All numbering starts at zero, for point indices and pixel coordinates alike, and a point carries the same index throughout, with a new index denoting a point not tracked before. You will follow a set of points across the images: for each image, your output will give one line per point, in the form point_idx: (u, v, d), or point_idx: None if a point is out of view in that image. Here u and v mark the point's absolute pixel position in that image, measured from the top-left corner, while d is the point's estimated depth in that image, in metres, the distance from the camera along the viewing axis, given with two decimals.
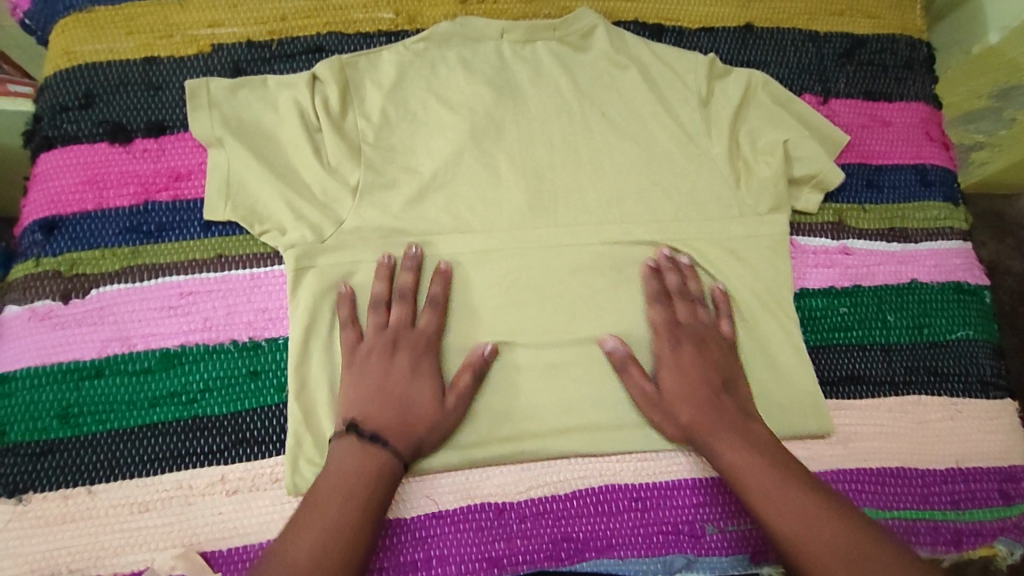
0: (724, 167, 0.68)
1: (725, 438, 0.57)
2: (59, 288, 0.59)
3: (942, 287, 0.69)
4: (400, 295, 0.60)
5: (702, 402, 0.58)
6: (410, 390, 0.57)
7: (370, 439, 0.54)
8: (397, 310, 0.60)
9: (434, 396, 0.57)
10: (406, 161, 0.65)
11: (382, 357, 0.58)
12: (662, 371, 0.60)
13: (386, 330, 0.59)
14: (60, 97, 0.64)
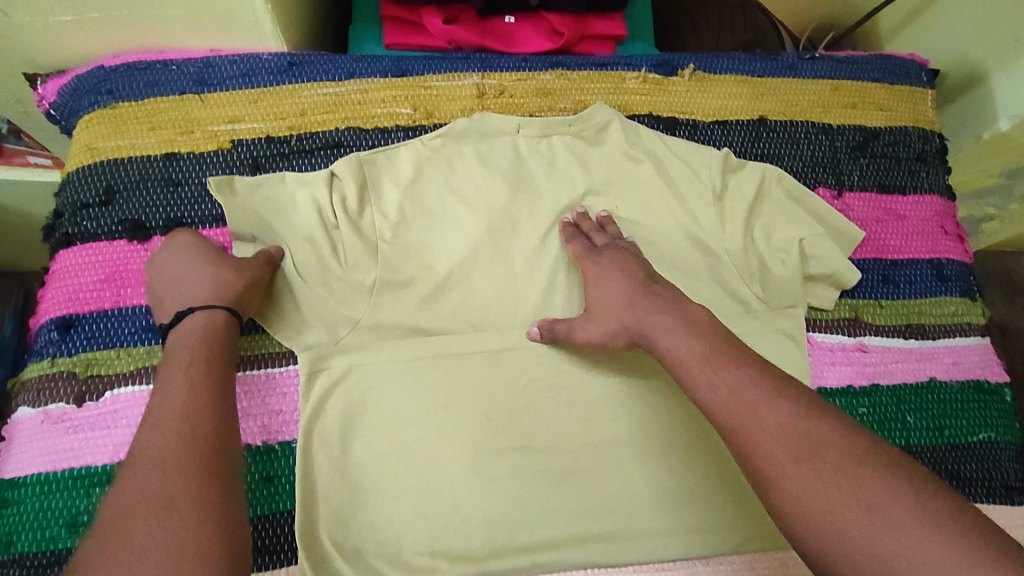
0: (738, 264, 0.68)
1: (654, 314, 0.53)
2: (74, 391, 0.59)
3: (961, 386, 0.69)
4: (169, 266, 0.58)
5: (620, 297, 0.56)
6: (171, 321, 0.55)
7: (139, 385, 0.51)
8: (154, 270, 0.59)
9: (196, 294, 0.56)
10: (421, 258, 0.65)
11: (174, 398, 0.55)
12: (599, 291, 0.58)
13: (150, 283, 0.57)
14: (80, 194, 0.65)
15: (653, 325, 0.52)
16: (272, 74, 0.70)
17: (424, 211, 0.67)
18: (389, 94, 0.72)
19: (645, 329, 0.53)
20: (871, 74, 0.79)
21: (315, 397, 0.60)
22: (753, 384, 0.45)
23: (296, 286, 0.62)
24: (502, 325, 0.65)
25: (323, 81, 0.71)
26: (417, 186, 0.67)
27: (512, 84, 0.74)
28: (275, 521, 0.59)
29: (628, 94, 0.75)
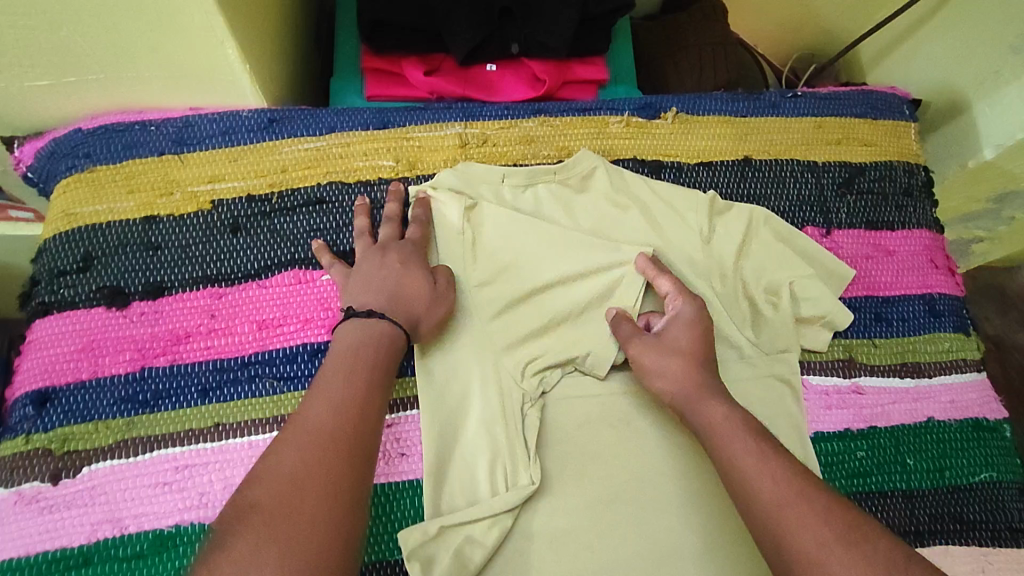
0: (729, 308, 0.68)
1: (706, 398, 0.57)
2: (50, 468, 0.57)
3: (960, 425, 0.68)
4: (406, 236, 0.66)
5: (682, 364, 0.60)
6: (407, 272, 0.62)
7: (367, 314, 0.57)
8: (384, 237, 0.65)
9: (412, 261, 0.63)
10: (540, 276, 0.68)
11: (375, 253, 0.63)
12: (650, 356, 0.61)
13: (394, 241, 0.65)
14: (57, 261, 0.64)
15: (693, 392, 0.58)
16: (252, 131, 0.69)
17: (579, 283, 0.68)
18: (370, 147, 0.71)
19: (689, 398, 0.58)
20: (853, 110, 0.79)
21: (446, 437, 0.61)
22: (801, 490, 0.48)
23: (517, 327, 0.66)
24: (529, 377, 0.64)
25: (304, 136, 0.70)
26: (587, 261, 0.69)
27: (495, 133, 0.73)
28: (374, 569, 0.58)
29: (612, 139, 0.75)
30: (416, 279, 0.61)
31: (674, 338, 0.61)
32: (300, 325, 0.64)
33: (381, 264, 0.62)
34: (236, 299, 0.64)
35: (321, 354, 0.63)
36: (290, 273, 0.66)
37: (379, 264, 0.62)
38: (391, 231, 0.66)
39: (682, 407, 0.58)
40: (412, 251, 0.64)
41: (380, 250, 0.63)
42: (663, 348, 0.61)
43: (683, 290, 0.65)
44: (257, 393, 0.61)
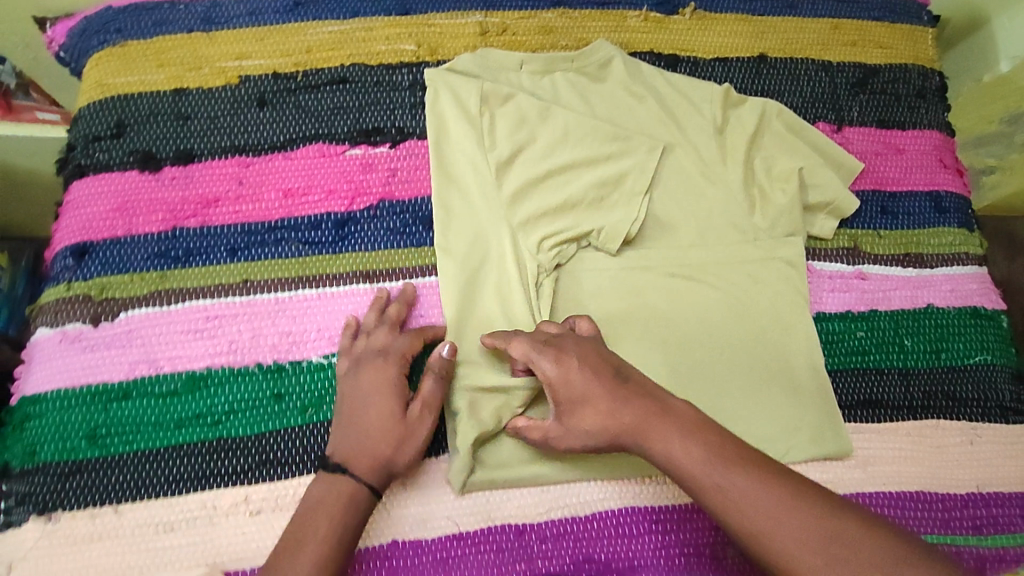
0: (739, 193, 0.70)
1: (658, 428, 0.52)
2: (89, 312, 0.61)
3: (959, 312, 0.70)
4: (389, 322, 0.61)
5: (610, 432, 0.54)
6: (388, 408, 0.57)
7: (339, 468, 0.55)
8: (381, 333, 0.60)
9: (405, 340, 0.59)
10: (555, 155, 0.69)
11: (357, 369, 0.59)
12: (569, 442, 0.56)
13: (370, 351, 0.60)
14: (93, 127, 0.66)
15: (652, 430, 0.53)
16: (277, 13, 0.71)
17: (593, 167, 0.69)
18: (392, 32, 0.73)
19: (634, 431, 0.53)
20: (871, 13, 0.80)
21: (465, 301, 0.64)
22: (768, 487, 0.49)
23: (534, 204, 0.67)
24: (544, 252, 0.66)
25: (327, 20, 0.72)
26: (603, 147, 0.70)
27: (514, 22, 0.75)
28: None
29: (629, 33, 0.76)
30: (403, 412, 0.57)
31: (567, 395, 0.55)
32: (323, 195, 0.66)
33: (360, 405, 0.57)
34: (262, 168, 0.67)
35: (344, 223, 0.66)
36: (315, 146, 0.68)
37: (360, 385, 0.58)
38: (388, 337, 0.60)
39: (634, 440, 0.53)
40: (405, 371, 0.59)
41: (362, 363, 0.59)
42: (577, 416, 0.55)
43: (534, 350, 0.56)
44: (282, 254, 0.64)
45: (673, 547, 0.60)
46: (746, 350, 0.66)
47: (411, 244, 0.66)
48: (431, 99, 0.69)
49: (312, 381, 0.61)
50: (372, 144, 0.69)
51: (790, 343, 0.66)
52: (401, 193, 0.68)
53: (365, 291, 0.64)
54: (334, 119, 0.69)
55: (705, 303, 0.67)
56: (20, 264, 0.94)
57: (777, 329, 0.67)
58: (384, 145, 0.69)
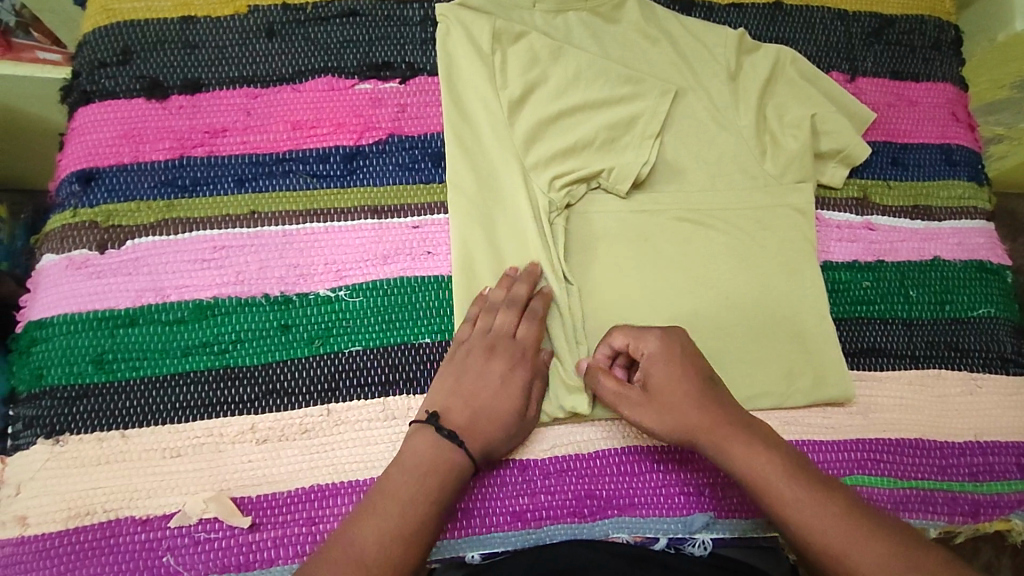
0: (751, 139, 0.69)
1: (737, 444, 0.54)
2: (96, 238, 0.60)
3: (964, 265, 0.70)
4: (511, 302, 0.61)
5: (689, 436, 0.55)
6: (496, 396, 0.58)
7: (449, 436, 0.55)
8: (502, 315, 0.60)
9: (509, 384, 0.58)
10: (568, 94, 0.68)
11: (479, 357, 0.59)
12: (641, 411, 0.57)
13: (488, 333, 0.60)
14: (98, 53, 0.65)
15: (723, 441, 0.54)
16: None
17: (606, 108, 0.68)
18: None
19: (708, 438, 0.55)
20: None
21: (472, 234, 0.63)
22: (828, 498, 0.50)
23: (545, 144, 0.67)
24: (556, 192, 0.66)
25: None
26: (616, 88, 0.69)
27: None
28: (400, 349, 0.61)
29: None
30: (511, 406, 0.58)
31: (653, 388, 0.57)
32: (332, 128, 0.66)
33: (485, 369, 0.58)
34: (269, 99, 0.66)
35: (354, 157, 0.65)
36: (323, 79, 0.67)
37: (480, 373, 0.58)
38: (512, 317, 0.60)
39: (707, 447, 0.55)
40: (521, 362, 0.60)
41: (486, 350, 0.59)
42: (664, 402, 0.56)
43: (635, 333, 0.59)
44: (291, 186, 0.64)
45: (675, 487, 0.60)
46: (752, 295, 0.66)
47: (419, 180, 0.66)
48: (443, 36, 0.68)
49: (319, 313, 0.61)
50: (381, 79, 0.68)
51: (798, 290, 0.66)
52: (410, 129, 0.67)
53: (373, 226, 0.63)
54: (344, 53, 0.68)
55: (712, 246, 0.67)
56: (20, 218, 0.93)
57: (785, 275, 0.66)
58: (394, 80, 0.68)
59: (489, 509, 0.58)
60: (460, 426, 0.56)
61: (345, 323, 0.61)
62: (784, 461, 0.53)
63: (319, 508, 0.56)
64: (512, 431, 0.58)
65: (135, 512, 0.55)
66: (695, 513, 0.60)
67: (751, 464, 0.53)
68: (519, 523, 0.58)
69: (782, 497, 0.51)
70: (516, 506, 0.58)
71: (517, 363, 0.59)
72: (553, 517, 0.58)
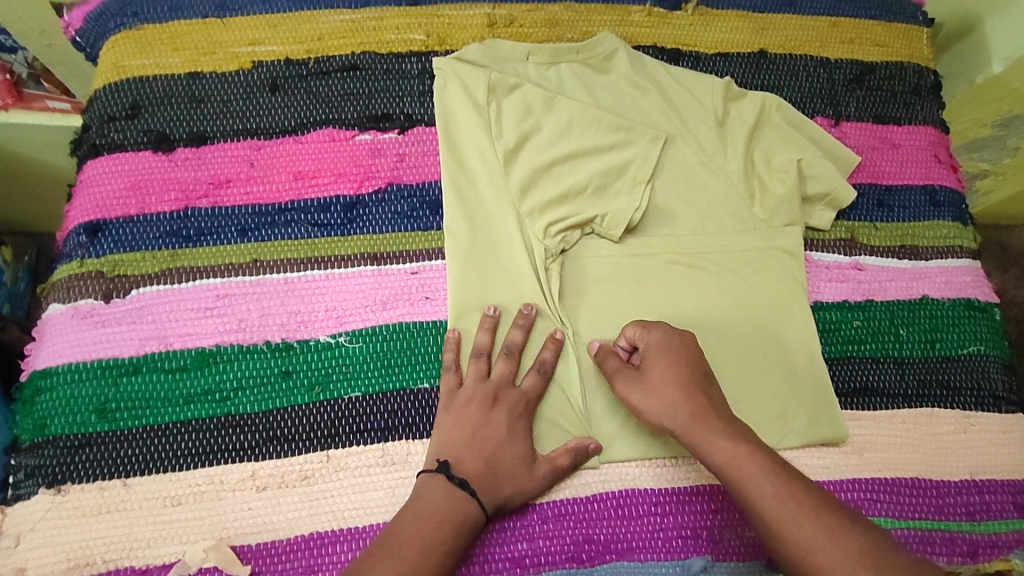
0: (739, 184, 0.71)
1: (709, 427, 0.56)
2: (102, 288, 0.61)
3: (953, 303, 0.71)
4: (508, 351, 0.62)
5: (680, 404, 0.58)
6: (502, 450, 0.59)
7: (460, 485, 0.56)
8: (501, 365, 0.62)
9: (513, 436, 0.59)
10: (560, 141, 0.71)
11: (481, 408, 0.60)
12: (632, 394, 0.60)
13: (487, 382, 0.61)
14: (107, 108, 0.67)
15: (696, 427, 0.57)
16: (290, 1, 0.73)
17: (599, 155, 0.71)
18: (402, 22, 0.74)
19: (694, 429, 0.57)
20: (869, 12, 0.81)
21: (469, 280, 0.65)
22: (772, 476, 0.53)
23: (539, 193, 0.69)
24: (550, 237, 0.68)
25: (339, 8, 0.73)
26: (609, 136, 0.71)
27: (521, 15, 0.76)
28: (399, 396, 0.62)
29: (633, 27, 0.78)
30: (515, 458, 0.59)
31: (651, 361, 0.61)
32: (333, 178, 0.68)
33: (490, 420, 0.59)
34: (273, 151, 0.68)
35: (353, 207, 0.67)
36: (325, 131, 0.69)
37: (484, 423, 0.59)
38: (509, 366, 0.62)
39: (689, 440, 0.57)
40: (523, 411, 0.61)
41: (487, 400, 0.60)
42: (654, 386, 0.59)
43: (643, 323, 0.63)
44: (293, 235, 0.65)
45: (671, 530, 0.60)
46: (744, 336, 0.67)
47: (417, 228, 0.67)
48: (440, 90, 0.71)
49: (319, 360, 0.62)
50: (381, 130, 0.70)
51: (788, 333, 0.67)
52: (408, 178, 0.69)
53: (372, 273, 0.65)
54: (345, 105, 0.70)
55: (704, 288, 0.68)
56: (21, 260, 0.95)
57: (777, 316, 0.68)
58: (393, 131, 0.70)
59: (488, 555, 0.58)
60: (472, 475, 0.57)
61: (345, 369, 0.62)
62: (764, 457, 0.54)
63: (318, 556, 0.56)
64: (517, 486, 0.58)
65: (135, 562, 0.55)
66: (692, 557, 0.60)
67: (730, 459, 0.54)
68: (518, 569, 0.58)
69: (739, 477, 0.54)
70: (516, 552, 0.59)
71: (519, 412, 0.61)
72: (552, 563, 0.59)
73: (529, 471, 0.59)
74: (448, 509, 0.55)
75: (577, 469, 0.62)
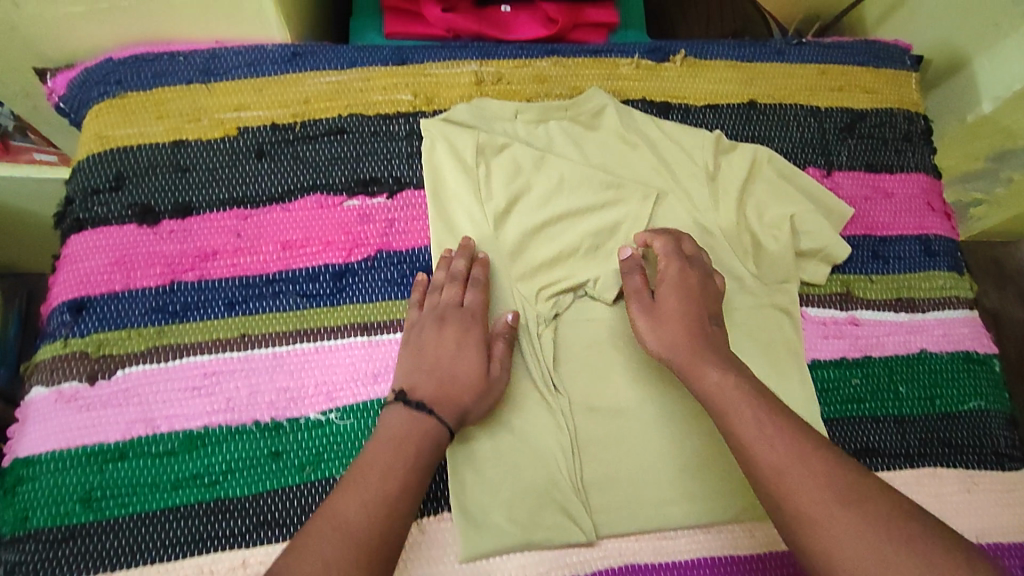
0: (732, 242, 0.71)
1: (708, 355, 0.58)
2: (86, 369, 0.60)
3: (951, 357, 0.71)
4: (454, 278, 0.64)
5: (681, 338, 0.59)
6: (456, 364, 0.60)
7: (415, 407, 0.56)
8: (449, 292, 0.64)
9: (466, 343, 0.61)
10: (551, 201, 0.71)
11: (435, 328, 0.62)
12: (643, 326, 0.62)
13: (437, 307, 0.63)
14: (91, 180, 0.66)
15: (694, 356, 0.58)
16: (276, 64, 0.72)
17: (589, 215, 0.71)
18: (389, 82, 0.74)
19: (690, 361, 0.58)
20: (857, 58, 0.81)
21: None
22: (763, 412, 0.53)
23: (530, 256, 0.69)
24: (543, 297, 0.68)
25: (325, 70, 0.73)
26: (598, 196, 0.71)
27: (509, 71, 0.76)
28: None
29: (621, 80, 0.77)
30: (472, 362, 0.60)
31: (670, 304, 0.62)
32: (321, 246, 0.67)
33: (444, 332, 0.61)
34: (260, 220, 0.67)
35: (342, 276, 0.66)
36: (312, 198, 0.68)
37: (436, 339, 0.61)
38: (457, 291, 0.64)
39: (683, 370, 0.58)
40: (473, 324, 0.62)
41: (439, 319, 0.62)
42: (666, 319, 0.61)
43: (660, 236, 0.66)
44: (281, 308, 0.64)
45: None
46: None
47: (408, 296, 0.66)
48: (428, 150, 0.70)
49: (309, 438, 0.60)
50: (369, 194, 0.69)
51: (788, 394, 0.66)
52: (398, 244, 0.68)
53: (362, 344, 0.64)
54: (333, 169, 0.69)
55: None
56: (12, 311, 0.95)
57: (776, 377, 0.67)
58: (382, 195, 0.69)
59: None
60: (429, 397, 0.57)
61: (336, 448, 0.60)
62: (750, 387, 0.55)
63: None
64: (477, 395, 0.59)
65: None
66: None
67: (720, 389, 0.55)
68: None
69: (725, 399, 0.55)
70: None
71: (472, 326, 0.62)
72: None
73: (485, 376, 0.60)
74: (408, 433, 0.55)
75: (576, 546, 0.60)
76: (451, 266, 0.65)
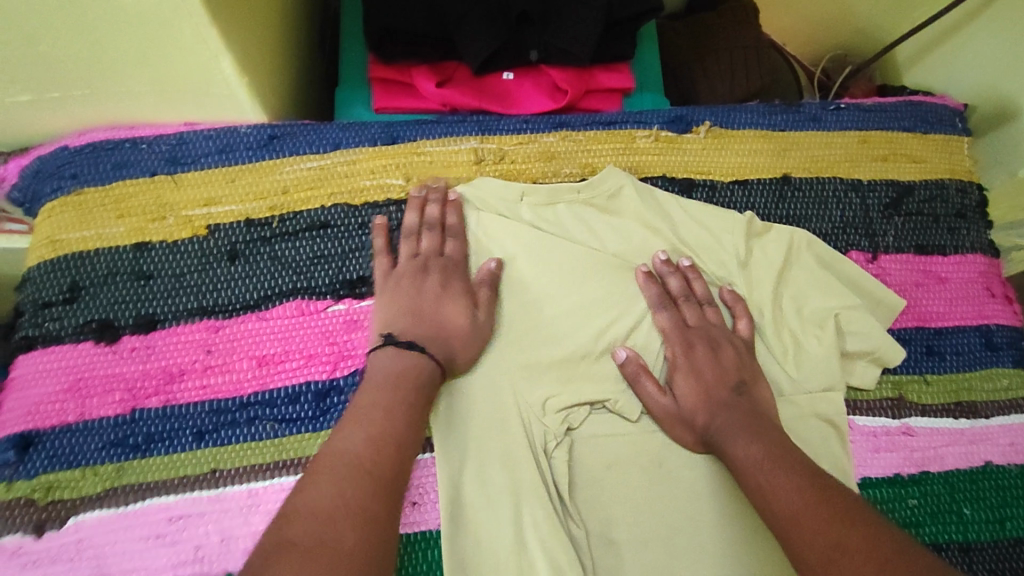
0: (768, 344, 0.63)
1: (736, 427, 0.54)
2: (33, 519, 0.53)
3: (1020, 470, 0.62)
4: (430, 225, 0.62)
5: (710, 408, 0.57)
6: (442, 309, 0.58)
7: (406, 345, 0.55)
8: (427, 238, 0.61)
9: (450, 296, 0.59)
10: (560, 299, 0.62)
11: (414, 278, 0.59)
12: (678, 380, 0.59)
13: (417, 256, 0.61)
14: (42, 292, 0.59)
15: (722, 429, 0.55)
16: (250, 149, 0.64)
17: (603, 314, 0.62)
18: (378, 164, 0.66)
19: (722, 428, 0.55)
20: (902, 123, 0.73)
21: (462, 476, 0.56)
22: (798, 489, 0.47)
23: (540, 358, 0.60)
24: (554, 408, 0.59)
25: (307, 154, 0.65)
26: (614, 292, 0.63)
27: (513, 149, 0.68)
28: None
29: (639, 155, 0.69)
30: (458, 310, 0.58)
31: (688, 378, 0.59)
32: (302, 360, 0.59)
33: (425, 280, 0.59)
34: (233, 332, 0.59)
35: (327, 394, 0.58)
36: (293, 303, 0.60)
37: (419, 289, 0.59)
38: (435, 237, 0.62)
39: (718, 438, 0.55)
40: (455, 271, 0.61)
41: (420, 267, 0.60)
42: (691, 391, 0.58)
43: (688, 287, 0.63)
44: (257, 436, 0.56)
45: None
46: None
47: None
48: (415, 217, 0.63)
49: None
50: (357, 297, 0.61)
51: None
52: None
53: None
54: (314, 270, 0.62)
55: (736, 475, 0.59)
56: None
57: None
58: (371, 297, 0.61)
59: None
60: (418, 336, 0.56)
61: None
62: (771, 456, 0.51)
63: None
64: (467, 338, 0.58)
65: None
66: None
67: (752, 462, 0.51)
68: None
69: (753, 478, 0.51)
70: None
71: (452, 272, 0.60)
72: None
73: (472, 319, 0.58)
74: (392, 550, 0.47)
75: None
76: (426, 208, 0.63)
